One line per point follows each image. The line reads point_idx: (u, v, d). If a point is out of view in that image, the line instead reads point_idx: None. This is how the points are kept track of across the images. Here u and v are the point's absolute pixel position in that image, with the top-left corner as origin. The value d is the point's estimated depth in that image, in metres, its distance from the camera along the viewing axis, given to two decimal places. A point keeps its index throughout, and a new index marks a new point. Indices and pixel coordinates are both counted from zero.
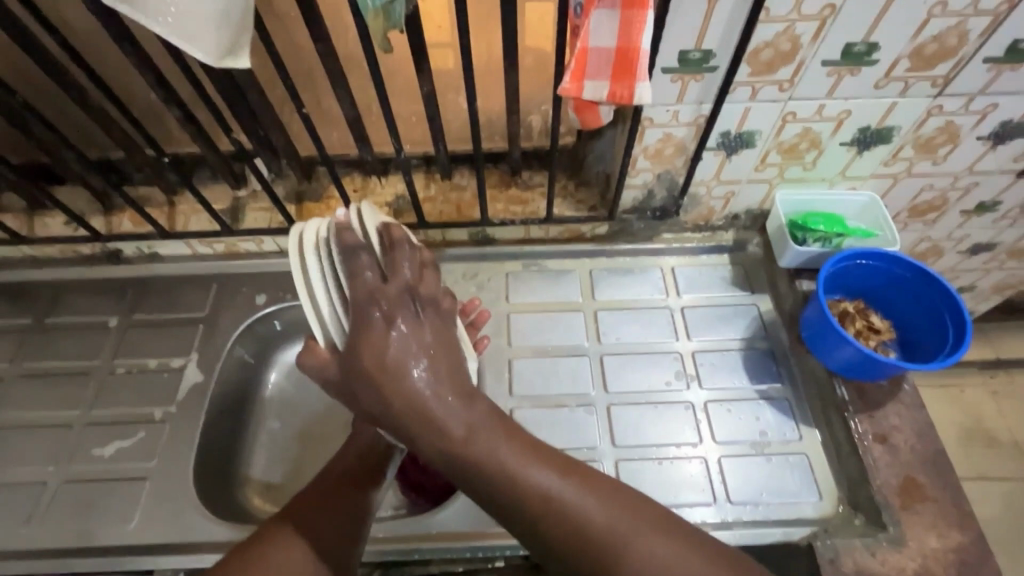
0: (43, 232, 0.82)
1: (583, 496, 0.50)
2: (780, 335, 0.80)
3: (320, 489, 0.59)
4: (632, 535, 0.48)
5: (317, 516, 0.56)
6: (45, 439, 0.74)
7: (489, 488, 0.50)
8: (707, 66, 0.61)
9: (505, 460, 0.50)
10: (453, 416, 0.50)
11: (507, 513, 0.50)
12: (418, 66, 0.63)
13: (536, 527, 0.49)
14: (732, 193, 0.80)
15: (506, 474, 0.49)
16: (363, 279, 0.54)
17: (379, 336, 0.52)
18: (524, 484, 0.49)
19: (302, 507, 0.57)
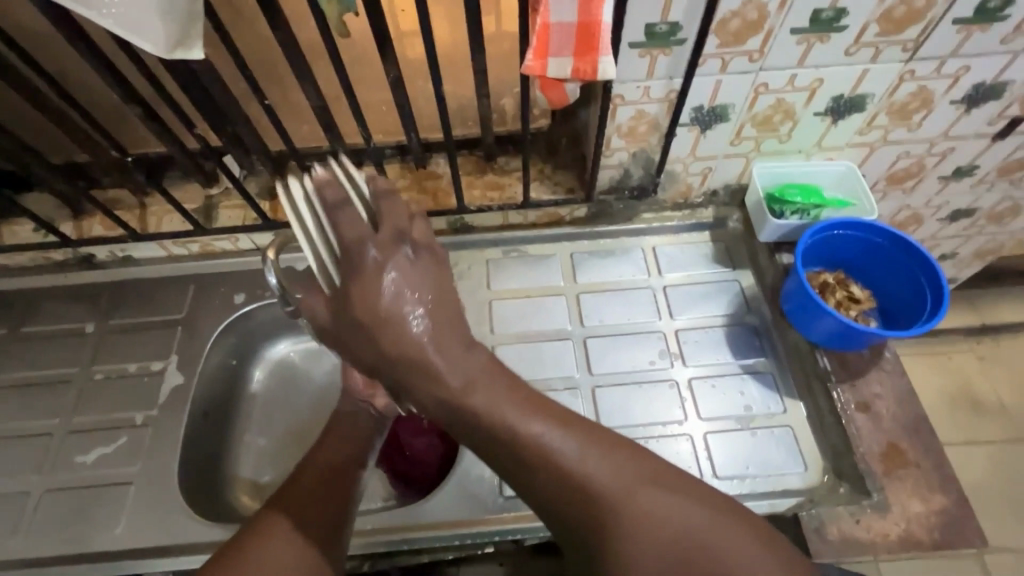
0: (12, 240, 0.80)
1: (585, 450, 0.46)
2: (762, 309, 0.79)
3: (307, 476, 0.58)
4: (635, 492, 0.44)
5: (307, 506, 0.54)
6: (26, 449, 0.73)
7: (488, 439, 0.46)
8: (674, 40, 0.60)
9: (509, 415, 0.46)
10: (450, 364, 0.46)
11: (507, 466, 0.46)
12: (381, 52, 0.62)
13: (535, 482, 0.46)
14: (709, 169, 0.79)
15: (504, 427, 0.46)
16: (353, 223, 0.48)
17: (371, 281, 0.47)
18: (526, 437, 0.45)
19: (288, 499, 0.55)
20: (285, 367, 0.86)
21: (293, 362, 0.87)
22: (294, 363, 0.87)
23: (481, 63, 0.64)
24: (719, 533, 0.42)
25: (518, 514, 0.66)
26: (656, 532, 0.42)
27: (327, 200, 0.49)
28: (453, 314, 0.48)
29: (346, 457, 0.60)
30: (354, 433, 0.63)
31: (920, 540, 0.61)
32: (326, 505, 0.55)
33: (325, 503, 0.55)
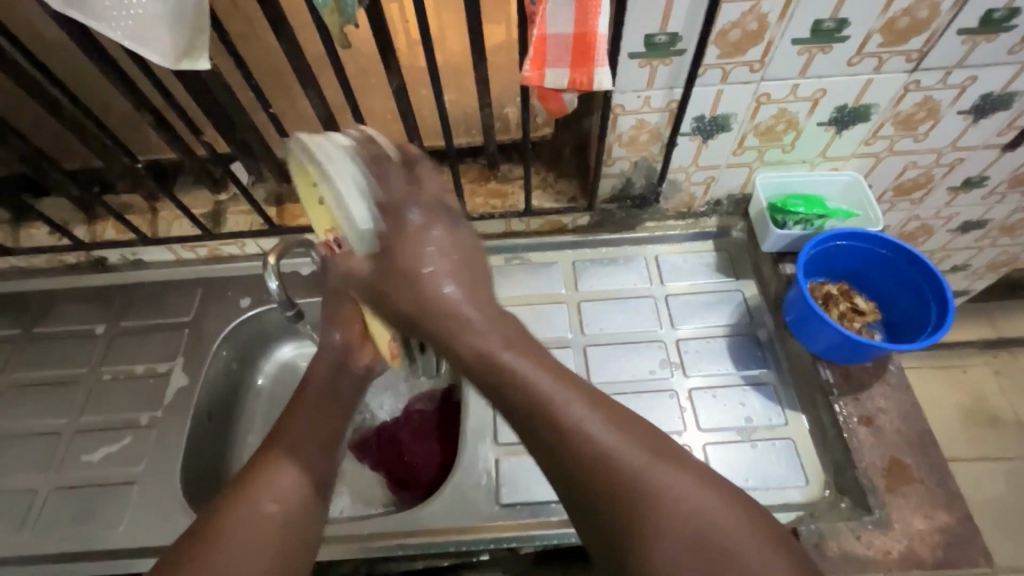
0: (28, 243, 0.83)
1: (607, 427, 0.44)
2: (765, 319, 0.79)
3: (281, 439, 0.58)
4: (653, 475, 0.42)
5: (290, 469, 0.54)
6: (36, 447, 0.74)
7: (510, 395, 0.46)
8: (674, 50, 0.60)
9: (532, 374, 0.46)
10: (483, 331, 0.47)
11: (523, 424, 0.45)
12: (385, 61, 0.63)
13: (552, 442, 0.44)
14: (712, 178, 0.79)
15: (529, 389, 0.45)
16: (397, 179, 0.50)
17: (413, 237, 0.49)
18: (547, 400, 0.45)
19: (267, 464, 0.55)
20: (290, 369, 0.88)
21: (296, 365, 0.88)
22: (302, 363, 0.88)
23: (482, 75, 0.65)
24: (733, 525, 0.40)
25: (516, 522, 0.66)
26: (672, 506, 0.41)
27: (364, 152, 0.51)
28: (481, 290, 0.50)
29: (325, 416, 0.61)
30: (334, 388, 0.64)
31: (923, 558, 0.60)
32: (311, 469, 0.55)
33: (310, 466, 0.56)
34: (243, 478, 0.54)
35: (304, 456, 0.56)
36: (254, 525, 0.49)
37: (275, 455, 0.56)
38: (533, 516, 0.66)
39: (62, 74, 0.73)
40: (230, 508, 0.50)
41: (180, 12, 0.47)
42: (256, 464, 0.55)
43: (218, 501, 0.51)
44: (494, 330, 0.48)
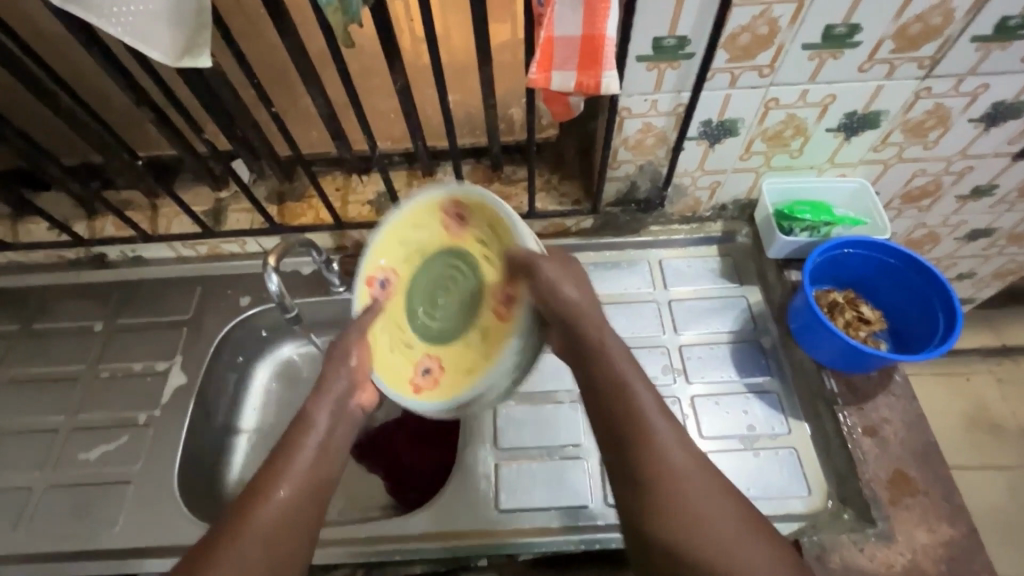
0: (28, 239, 0.82)
1: (657, 422, 0.52)
2: (769, 327, 0.78)
3: (264, 482, 0.51)
4: (683, 474, 0.49)
5: (282, 526, 0.49)
6: (33, 444, 0.74)
7: (586, 373, 0.56)
8: (682, 53, 0.59)
9: (618, 366, 0.55)
10: (587, 321, 0.57)
11: (591, 384, 0.55)
12: (389, 60, 0.62)
13: (610, 415, 0.53)
14: (718, 183, 0.78)
15: (608, 368, 0.55)
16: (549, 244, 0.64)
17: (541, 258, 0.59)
18: (619, 382, 0.54)
19: (256, 514, 0.49)
20: (289, 368, 0.87)
21: (296, 364, 0.87)
22: (302, 363, 0.87)
23: (486, 76, 0.64)
24: (740, 535, 0.45)
25: (515, 528, 0.65)
26: (690, 507, 0.47)
27: None
28: (593, 303, 0.59)
29: (323, 462, 0.55)
30: (337, 427, 0.58)
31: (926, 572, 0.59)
32: (303, 527, 0.50)
33: (302, 524, 0.50)
34: (230, 529, 0.48)
35: (297, 509, 0.50)
36: None
37: (268, 503, 0.50)
38: (529, 523, 0.65)
39: (63, 68, 0.72)
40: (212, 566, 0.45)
41: (181, 9, 0.46)
42: (245, 513, 0.49)
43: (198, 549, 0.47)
44: (588, 327, 0.57)
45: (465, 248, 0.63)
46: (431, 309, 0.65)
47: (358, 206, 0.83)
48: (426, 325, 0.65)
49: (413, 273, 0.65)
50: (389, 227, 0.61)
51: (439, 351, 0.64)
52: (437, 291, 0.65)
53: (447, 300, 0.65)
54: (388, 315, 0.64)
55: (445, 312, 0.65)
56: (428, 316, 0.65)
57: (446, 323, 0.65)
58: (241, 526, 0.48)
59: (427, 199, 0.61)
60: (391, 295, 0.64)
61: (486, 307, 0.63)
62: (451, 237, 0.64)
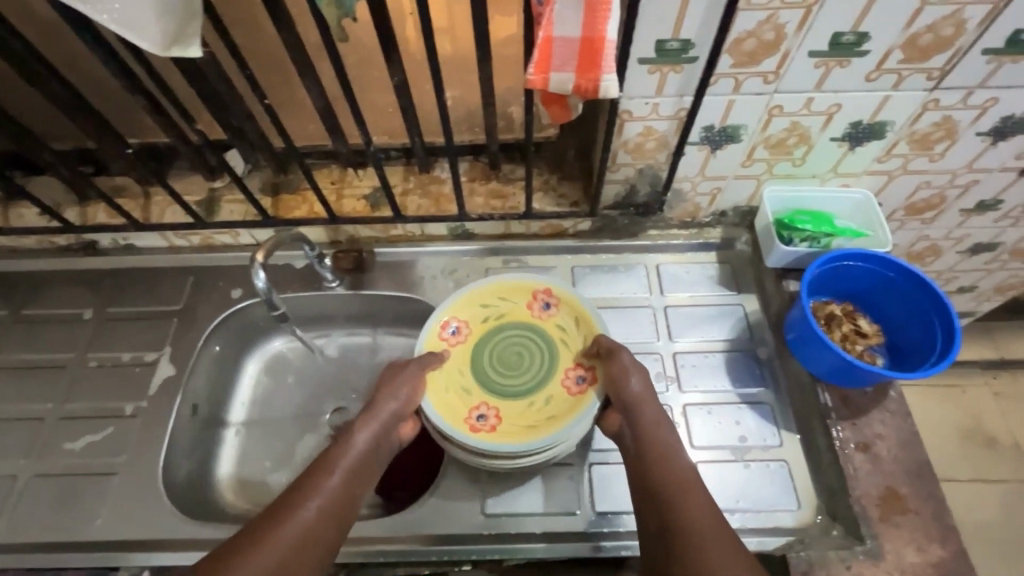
0: (18, 223, 0.81)
1: (695, 498, 0.55)
2: (765, 337, 0.77)
3: (301, 492, 0.56)
4: (709, 544, 0.52)
5: (303, 538, 0.53)
6: (18, 432, 0.73)
7: (629, 441, 0.62)
8: (685, 57, 0.58)
9: (662, 438, 0.60)
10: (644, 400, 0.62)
11: (635, 455, 0.61)
12: (386, 55, 0.61)
13: (646, 477, 0.59)
14: (718, 189, 0.77)
15: (655, 444, 0.60)
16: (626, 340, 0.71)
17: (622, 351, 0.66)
18: (664, 457, 0.59)
19: (286, 522, 0.54)
20: (281, 362, 0.86)
21: (287, 358, 0.86)
22: (293, 357, 0.87)
23: (485, 74, 0.63)
24: None
25: (499, 534, 0.65)
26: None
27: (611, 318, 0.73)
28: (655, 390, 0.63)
29: (354, 485, 0.59)
30: (374, 454, 0.62)
31: None
32: (322, 544, 0.54)
33: (322, 541, 0.54)
34: (261, 532, 0.53)
35: (320, 525, 0.55)
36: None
37: (296, 514, 0.54)
38: (516, 529, 0.65)
39: (56, 52, 0.71)
40: (237, 562, 0.50)
41: None
42: (279, 520, 0.54)
43: (235, 543, 0.52)
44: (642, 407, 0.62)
45: (541, 326, 0.71)
46: (499, 368, 0.69)
47: (353, 200, 0.82)
48: (491, 379, 0.68)
49: (484, 337, 0.71)
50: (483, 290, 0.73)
51: (499, 402, 0.67)
52: (508, 358, 0.70)
53: (517, 365, 0.70)
54: (454, 360, 0.69)
55: (513, 375, 0.69)
56: (494, 373, 0.69)
57: (512, 384, 0.68)
58: (270, 531, 0.53)
59: (524, 282, 0.74)
60: (464, 342, 0.71)
61: (555, 381, 0.68)
62: (534, 317, 0.72)
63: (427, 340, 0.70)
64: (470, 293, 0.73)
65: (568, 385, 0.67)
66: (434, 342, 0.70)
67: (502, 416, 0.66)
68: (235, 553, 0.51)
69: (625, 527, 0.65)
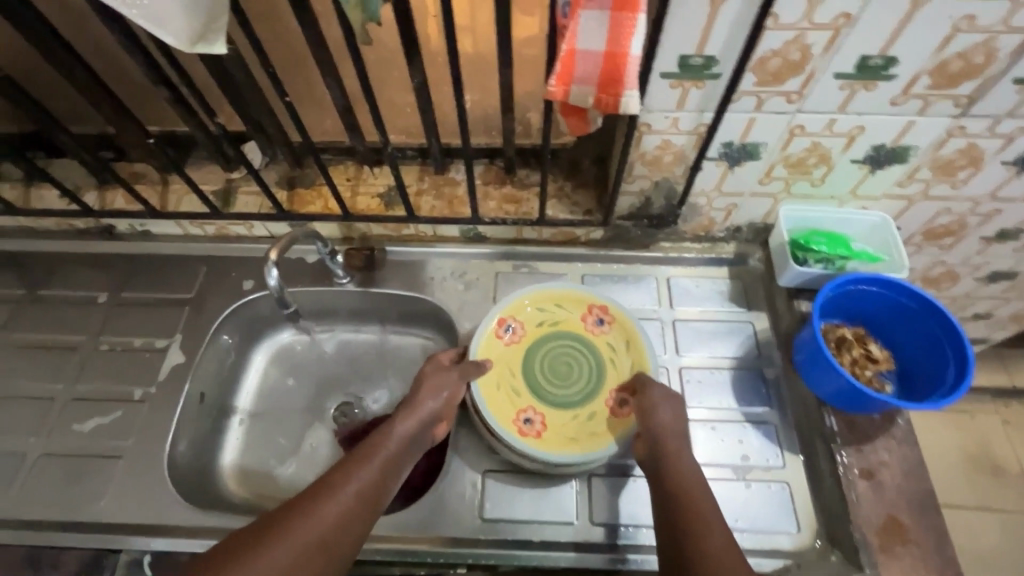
0: (38, 205, 0.83)
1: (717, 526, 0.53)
2: (773, 356, 0.77)
3: (343, 472, 0.56)
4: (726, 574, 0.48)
5: (335, 528, 0.52)
6: (30, 411, 0.75)
7: (651, 468, 0.61)
8: (708, 73, 0.57)
9: (686, 466, 0.59)
10: (672, 427, 0.62)
11: (658, 481, 0.59)
12: (408, 57, 0.61)
13: (663, 500, 0.57)
14: (734, 205, 0.76)
15: (680, 472, 0.58)
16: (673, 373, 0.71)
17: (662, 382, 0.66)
18: (687, 484, 0.57)
19: (319, 509, 0.52)
20: (289, 354, 0.87)
21: (295, 351, 0.87)
22: (301, 350, 0.87)
23: (506, 80, 0.62)
24: None
25: (496, 539, 0.65)
26: None
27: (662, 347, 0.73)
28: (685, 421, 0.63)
29: (387, 480, 0.58)
30: (407, 451, 0.61)
31: None
32: (353, 535, 0.53)
33: (353, 532, 0.53)
34: (304, 505, 0.53)
35: (352, 516, 0.53)
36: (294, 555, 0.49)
37: (330, 502, 0.53)
38: (514, 535, 0.65)
39: (82, 38, 0.72)
40: (281, 532, 0.50)
41: None
42: (322, 495, 0.53)
43: (278, 514, 0.52)
44: (670, 436, 0.61)
45: (592, 342, 0.72)
46: (549, 374, 0.71)
47: (367, 198, 0.82)
48: (541, 384, 0.70)
49: (537, 342, 0.72)
50: (543, 294, 0.74)
51: (546, 409, 0.69)
52: (557, 366, 0.71)
53: (566, 375, 0.71)
54: (507, 361, 0.71)
55: (561, 383, 0.71)
56: (544, 378, 0.71)
57: (559, 392, 0.70)
58: (314, 506, 0.52)
59: (581, 296, 0.74)
60: (519, 343, 0.72)
61: (599, 399, 0.69)
62: (586, 330, 0.73)
63: (485, 336, 0.71)
64: (530, 296, 0.74)
65: (610, 404, 0.68)
66: (490, 339, 0.72)
67: (547, 424, 0.68)
68: (267, 538, 0.49)
69: (623, 542, 0.65)
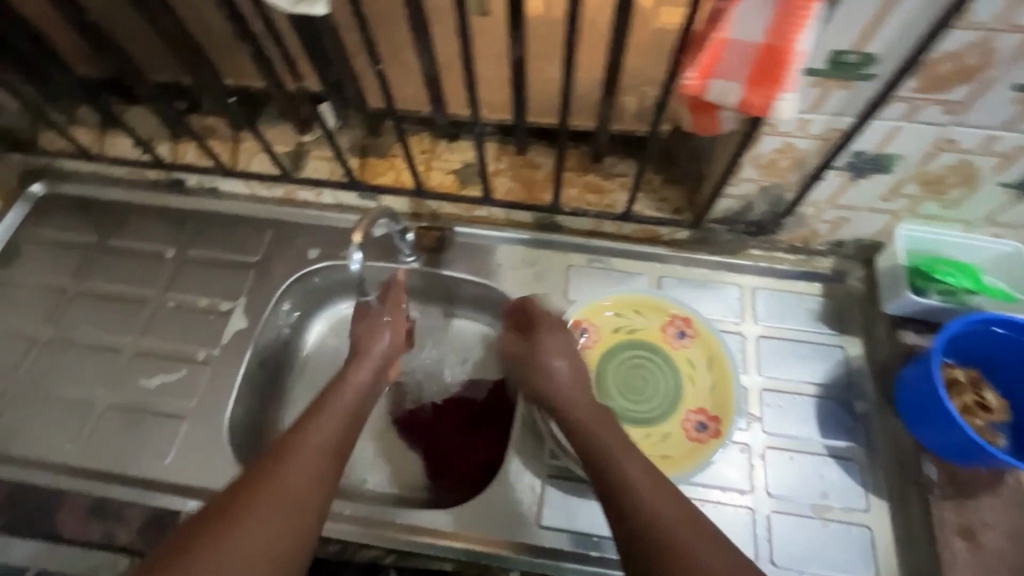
0: (112, 152, 0.83)
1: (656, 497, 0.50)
2: (865, 388, 0.71)
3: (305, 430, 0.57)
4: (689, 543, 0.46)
5: (307, 486, 0.53)
6: (97, 360, 0.76)
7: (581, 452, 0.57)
8: (862, 73, 0.49)
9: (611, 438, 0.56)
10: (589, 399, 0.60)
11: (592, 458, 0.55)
12: (515, 29, 0.55)
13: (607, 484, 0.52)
14: (844, 219, 0.69)
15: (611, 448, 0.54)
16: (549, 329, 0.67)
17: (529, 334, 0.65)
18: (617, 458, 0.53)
19: (293, 464, 0.53)
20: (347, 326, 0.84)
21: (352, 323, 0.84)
22: None
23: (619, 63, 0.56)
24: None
25: (553, 548, 0.63)
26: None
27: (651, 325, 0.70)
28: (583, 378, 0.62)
29: (350, 432, 0.60)
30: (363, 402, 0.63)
31: None
32: (326, 487, 0.54)
33: (326, 485, 0.54)
34: (275, 463, 0.53)
35: (323, 470, 0.54)
36: (277, 511, 0.50)
37: (299, 459, 0.54)
38: (571, 546, 0.63)
39: None
40: (259, 491, 0.50)
41: None
42: (291, 452, 0.54)
43: (249, 475, 0.52)
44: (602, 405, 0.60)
45: (672, 356, 0.68)
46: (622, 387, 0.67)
47: (441, 174, 0.78)
48: (613, 396, 0.67)
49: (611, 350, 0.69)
50: (621, 299, 0.70)
51: None
52: (632, 378, 0.68)
53: (641, 389, 0.67)
54: None
55: (634, 397, 0.67)
56: (617, 390, 0.67)
57: (632, 407, 0.66)
58: (286, 463, 0.53)
59: (663, 304, 0.69)
60: (591, 349, 0.69)
61: (672, 421, 0.65)
62: (665, 343, 0.68)
63: (555, 339, 0.69)
64: (606, 300, 0.70)
65: (687, 427, 0.64)
66: None
67: None
68: (237, 506, 0.49)
69: None
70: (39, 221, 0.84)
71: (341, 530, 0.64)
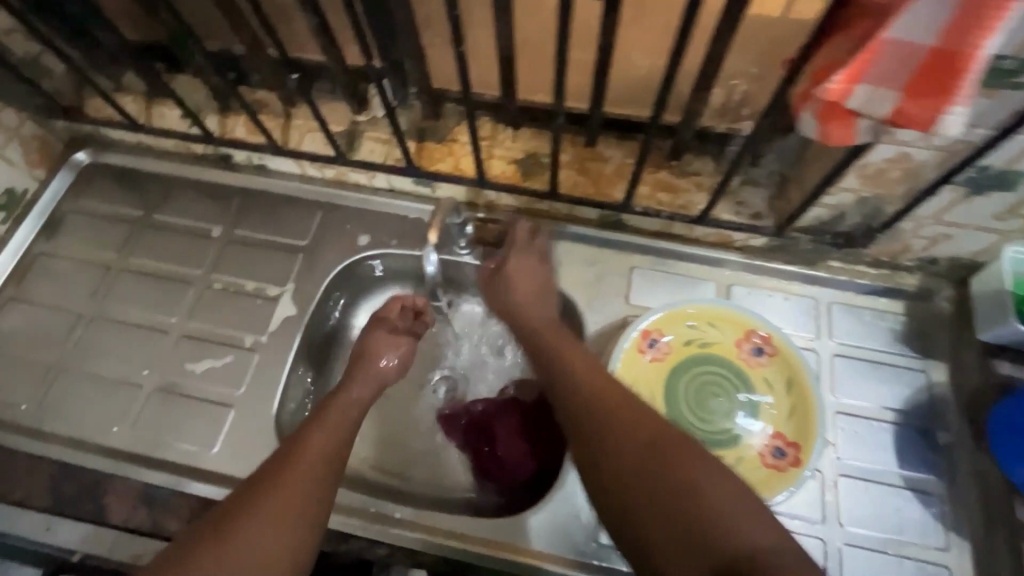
0: (160, 124, 0.78)
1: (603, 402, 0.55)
2: (948, 418, 0.66)
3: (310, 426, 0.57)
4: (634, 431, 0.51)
5: (305, 491, 0.52)
6: (143, 340, 0.74)
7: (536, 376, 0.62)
8: (1015, 82, 0.44)
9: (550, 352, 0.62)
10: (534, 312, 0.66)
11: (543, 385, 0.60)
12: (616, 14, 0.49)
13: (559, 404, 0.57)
14: (945, 236, 0.63)
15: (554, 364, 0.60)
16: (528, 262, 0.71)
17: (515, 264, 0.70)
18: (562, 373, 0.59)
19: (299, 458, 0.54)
20: None
21: None
22: None
23: None
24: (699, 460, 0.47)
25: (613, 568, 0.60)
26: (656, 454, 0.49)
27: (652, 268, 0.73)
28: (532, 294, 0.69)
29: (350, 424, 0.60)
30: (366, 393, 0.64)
31: None
32: (332, 475, 0.54)
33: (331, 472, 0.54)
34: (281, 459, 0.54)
35: (327, 463, 0.54)
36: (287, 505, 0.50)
37: (302, 453, 0.54)
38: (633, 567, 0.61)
39: None
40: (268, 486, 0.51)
41: None
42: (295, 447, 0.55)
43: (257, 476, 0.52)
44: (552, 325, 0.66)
45: (748, 374, 0.65)
46: (694, 403, 0.65)
47: (503, 163, 0.73)
48: (684, 413, 0.64)
49: (684, 362, 0.66)
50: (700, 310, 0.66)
51: None
52: (704, 394, 0.65)
53: (713, 407, 0.65)
54: (649, 379, 0.65)
55: (706, 415, 0.65)
56: (686, 406, 0.65)
57: (703, 426, 0.64)
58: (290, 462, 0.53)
59: (741, 318, 0.66)
60: (663, 360, 0.66)
61: (749, 443, 0.63)
62: (742, 360, 0.66)
63: (628, 348, 0.65)
64: (685, 309, 0.67)
65: (763, 453, 0.62)
66: (632, 352, 0.66)
67: None
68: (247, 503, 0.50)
69: None
70: (83, 192, 0.82)
71: (394, 535, 0.62)
